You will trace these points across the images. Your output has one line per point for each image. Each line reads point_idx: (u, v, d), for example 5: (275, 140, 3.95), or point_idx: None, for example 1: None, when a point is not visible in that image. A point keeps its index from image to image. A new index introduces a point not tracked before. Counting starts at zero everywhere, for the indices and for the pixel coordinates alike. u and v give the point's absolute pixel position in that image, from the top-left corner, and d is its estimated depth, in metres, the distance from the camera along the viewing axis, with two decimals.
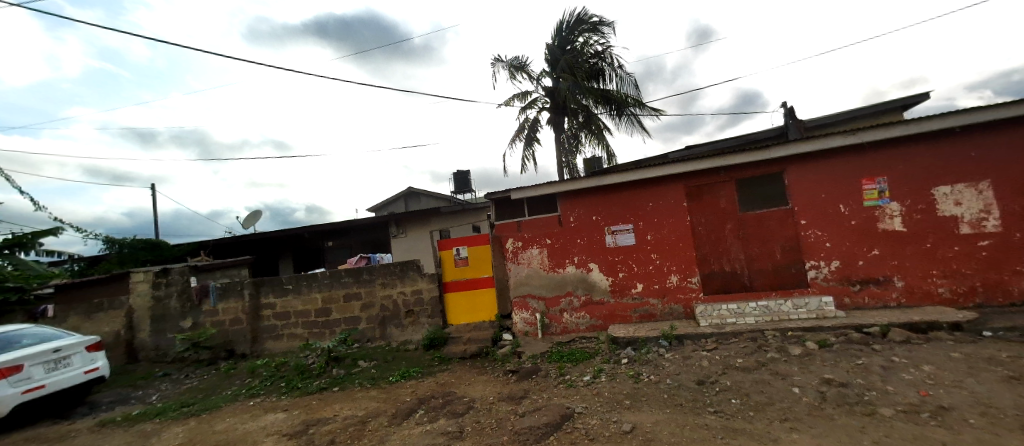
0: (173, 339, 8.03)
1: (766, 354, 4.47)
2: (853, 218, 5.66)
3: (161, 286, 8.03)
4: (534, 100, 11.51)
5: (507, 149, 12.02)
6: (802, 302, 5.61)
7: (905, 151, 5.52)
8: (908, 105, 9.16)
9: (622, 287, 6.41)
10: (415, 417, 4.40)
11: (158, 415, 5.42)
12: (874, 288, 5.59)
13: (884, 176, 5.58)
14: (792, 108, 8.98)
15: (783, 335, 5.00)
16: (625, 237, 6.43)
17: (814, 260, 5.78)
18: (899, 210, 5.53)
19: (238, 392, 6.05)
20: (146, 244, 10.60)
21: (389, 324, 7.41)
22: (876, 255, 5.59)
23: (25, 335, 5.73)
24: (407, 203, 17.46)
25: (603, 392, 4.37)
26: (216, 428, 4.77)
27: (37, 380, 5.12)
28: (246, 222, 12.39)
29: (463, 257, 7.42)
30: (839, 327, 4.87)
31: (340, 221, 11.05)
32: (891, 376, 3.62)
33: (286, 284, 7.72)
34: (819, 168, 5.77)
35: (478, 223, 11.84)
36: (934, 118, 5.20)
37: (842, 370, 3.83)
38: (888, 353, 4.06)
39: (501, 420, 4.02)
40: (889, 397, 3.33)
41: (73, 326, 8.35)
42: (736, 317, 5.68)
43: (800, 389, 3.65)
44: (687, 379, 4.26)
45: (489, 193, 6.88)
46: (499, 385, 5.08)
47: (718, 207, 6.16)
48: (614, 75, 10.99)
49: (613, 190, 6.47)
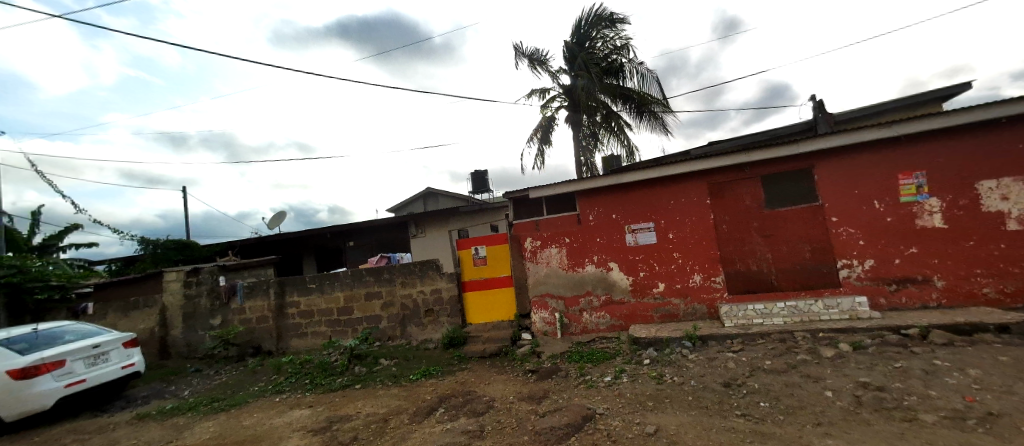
0: (203, 336, 8.29)
1: (795, 356, 4.30)
2: (888, 214, 5.41)
3: (192, 284, 8.30)
4: (552, 98, 11.42)
5: (525, 147, 11.97)
6: (832, 303, 5.37)
7: (945, 144, 5.24)
8: (946, 97, 8.71)
9: (643, 287, 6.29)
10: (436, 415, 4.41)
11: (189, 409, 5.59)
12: (911, 288, 5.33)
13: (922, 171, 5.31)
14: (820, 102, 8.63)
15: (814, 336, 4.79)
16: (645, 236, 6.30)
17: (846, 259, 5.55)
18: (939, 206, 5.25)
19: (264, 388, 6.18)
20: (177, 244, 10.98)
21: (409, 323, 7.47)
22: (914, 254, 5.33)
23: (67, 332, 5.99)
24: (425, 203, 17.61)
25: (625, 392, 4.29)
26: (243, 423, 4.88)
27: (78, 375, 5.34)
28: (271, 222, 12.69)
29: (481, 256, 7.40)
30: (875, 328, 4.64)
31: (361, 222, 11.20)
32: (933, 380, 3.43)
33: (309, 283, 7.87)
34: (850, 163, 5.54)
35: (496, 223, 11.83)
36: (977, 109, 4.92)
37: (878, 373, 3.64)
38: (928, 356, 3.85)
39: (522, 419, 3.99)
40: (930, 402, 3.15)
41: (110, 323, 8.71)
42: (763, 318, 5.47)
43: (834, 393, 3.50)
44: (711, 380, 4.15)
45: (507, 192, 6.85)
46: (519, 385, 5.05)
47: (742, 205, 5.99)
48: (633, 71, 10.79)
49: (633, 188, 6.36)
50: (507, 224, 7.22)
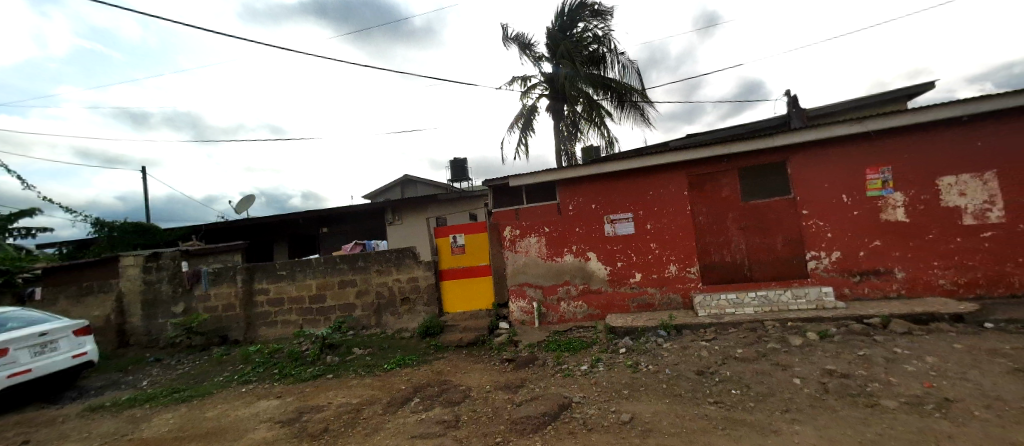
0: (165, 325, 7.93)
1: (766, 344, 4.41)
2: (855, 208, 5.59)
3: (153, 270, 7.91)
4: (533, 85, 11.30)
5: (505, 135, 11.84)
6: (801, 292, 5.54)
7: (911, 140, 5.44)
8: (912, 95, 9.05)
9: (620, 276, 6.35)
10: (410, 405, 4.34)
11: (148, 400, 5.33)
12: (874, 279, 5.54)
13: (889, 166, 5.49)
14: (795, 97, 8.82)
15: (784, 325, 4.92)
16: (623, 226, 6.34)
17: (815, 251, 5.72)
18: (903, 200, 5.46)
19: (230, 378, 5.96)
20: (137, 227, 10.44)
21: (385, 311, 7.33)
22: (877, 246, 5.53)
23: (11, 319, 5.60)
24: (403, 190, 17.28)
25: (601, 381, 4.31)
26: (207, 415, 4.69)
27: (23, 365, 5.01)
28: (239, 206, 12.21)
29: (460, 244, 7.30)
30: (841, 317, 4.80)
31: (335, 208, 10.89)
32: (894, 367, 3.56)
33: (280, 270, 7.61)
34: (822, 158, 5.69)
35: (475, 211, 11.70)
36: (941, 107, 5.10)
37: (844, 361, 3.77)
38: (890, 344, 4.01)
39: (497, 409, 3.96)
40: (891, 388, 3.27)
41: (62, 310, 8.23)
42: (735, 308, 5.60)
43: (802, 380, 3.60)
44: (686, 369, 4.22)
45: (487, 181, 6.75)
46: (495, 374, 5.02)
47: (718, 197, 6.08)
48: (614, 62, 10.75)
49: (613, 178, 6.37)
50: (486, 212, 7.15)
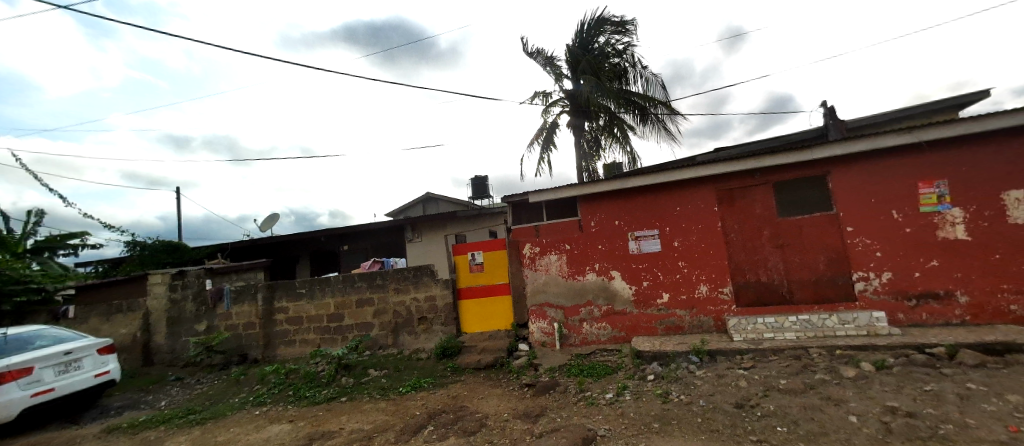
0: (187, 343, 7.96)
1: (813, 375, 3.99)
2: (907, 225, 5.12)
3: (178, 288, 7.99)
4: (554, 102, 11.17)
5: (526, 152, 11.70)
6: (849, 317, 5.06)
7: (970, 152, 4.97)
8: (962, 104, 8.47)
9: (646, 297, 6.00)
10: (423, 433, 4.09)
11: (163, 422, 5.25)
12: (932, 304, 5.03)
13: (944, 179, 5.03)
14: (832, 108, 8.38)
15: (831, 353, 4.47)
16: (649, 243, 6.02)
17: (862, 271, 5.25)
18: (963, 216, 4.97)
19: (245, 399, 5.84)
20: (167, 246, 10.70)
21: (402, 331, 7.15)
22: (935, 267, 5.03)
23: (40, 337, 5.67)
24: (424, 208, 17.31)
25: (629, 412, 3.97)
26: (218, 439, 4.56)
27: (46, 383, 5.01)
28: (264, 224, 12.39)
29: (478, 262, 7.09)
30: (897, 346, 4.33)
31: (355, 226, 10.88)
32: (969, 406, 3.11)
33: (299, 288, 7.56)
34: (867, 170, 5.28)
35: (495, 229, 11.52)
36: (1002, 114, 4.66)
37: (907, 397, 3.34)
38: (961, 379, 3.54)
39: (515, 441, 3.67)
40: (969, 432, 2.84)
41: (92, 327, 8.38)
42: (774, 333, 5.16)
43: (859, 418, 3.19)
44: (723, 401, 3.83)
45: (506, 196, 6.58)
46: (514, 401, 4.72)
47: (752, 213, 5.70)
48: (637, 76, 10.55)
49: (637, 193, 6.09)
50: (505, 229, 6.94)
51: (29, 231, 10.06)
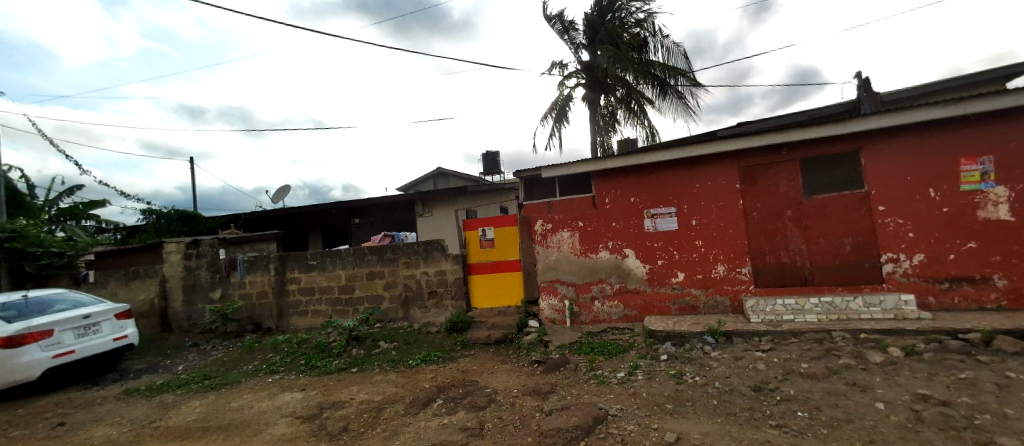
0: (202, 311, 8.06)
1: (837, 359, 3.82)
2: (945, 205, 4.82)
3: (192, 257, 8.05)
4: (570, 73, 10.78)
5: (539, 125, 11.40)
6: (875, 300, 4.85)
7: (1022, 125, 4.61)
8: (1010, 76, 7.92)
9: (660, 276, 5.83)
10: (433, 407, 4.05)
11: (179, 386, 5.33)
12: (967, 287, 4.78)
13: (990, 156, 4.70)
14: (867, 79, 7.91)
15: (855, 337, 4.30)
16: (665, 221, 5.81)
17: (891, 253, 5.00)
18: (1007, 195, 4.65)
19: (258, 367, 5.90)
20: (182, 215, 10.80)
21: (412, 305, 7.13)
22: (972, 249, 4.76)
23: (60, 301, 5.75)
24: (435, 183, 17.17)
25: (641, 392, 3.86)
26: (232, 405, 4.59)
27: (67, 346, 5.09)
28: (276, 196, 12.41)
29: (488, 238, 6.96)
30: (927, 331, 4.12)
31: (366, 199, 10.81)
32: (1008, 396, 2.93)
33: (310, 259, 7.55)
34: (904, 146, 4.95)
35: (506, 204, 11.36)
36: None
37: (940, 385, 3.16)
38: (999, 367, 3.35)
39: (525, 417, 3.60)
40: (1009, 423, 2.67)
41: (111, 293, 8.54)
42: (794, 315, 4.98)
43: (887, 406, 3.03)
44: (739, 383, 3.71)
45: (518, 172, 6.39)
46: (524, 377, 4.66)
47: (775, 191, 5.44)
48: (658, 46, 10.05)
49: (654, 169, 5.84)
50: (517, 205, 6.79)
51: (49, 199, 10.23)
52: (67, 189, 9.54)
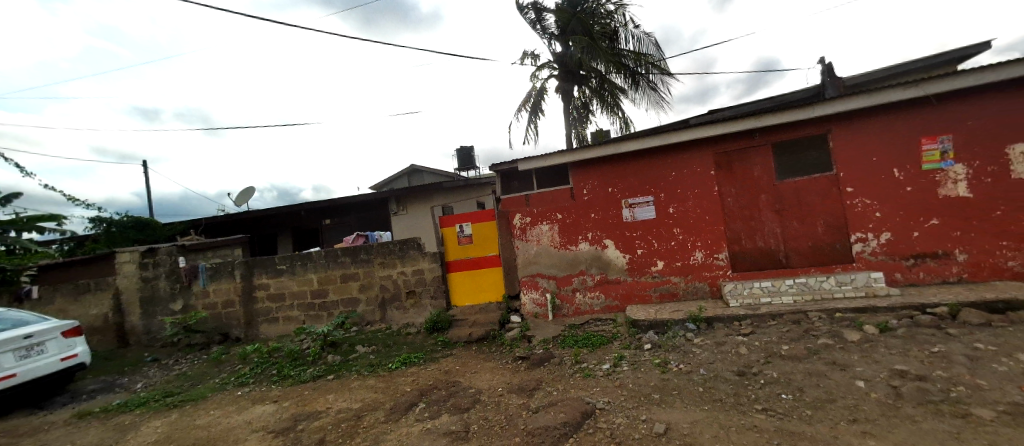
0: (163, 323, 7.62)
1: (816, 340, 3.88)
2: (908, 184, 4.98)
3: (149, 266, 7.58)
4: (543, 65, 10.68)
5: (513, 118, 11.26)
6: (846, 279, 4.98)
7: (979, 104, 4.79)
8: (963, 58, 8.29)
9: (640, 265, 5.83)
10: (415, 412, 3.90)
11: (139, 406, 4.99)
12: (931, 263, 4.96)
13: (949, 135, 4.86)
14: (830, 65, 8.13)
15: (831, 317, 4.39)
16: (643, 210, 5.80)
17: (860, 233, 5.14)
18: (966, 173, 4.84)
19: (226, 380, 5.60)
20: (136, 223, 10.18)
21: (390, 306, 6.93)
22: (935, 226, 4.93)
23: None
24: (409, 180, 16.82)
25: (627, 383, 3.83)
26: (197, 423, 4.32)
27: (7, 369, 4.67)
28: (239, 199, 11.86)
29: (466, 234, 6.80)
30: (899, 307, 4.24)
31: (337, 199, 10.46)
32: (979, 367, 3.03)
33: (279, 264, 7.22)
34: (870, 129, 5.08)
35: (482, 199, 11.21)
36: (1015, 63, 4.42)
37: (915, 360, 3.24)
38: (968, 339, 3.47)
39: (511, 416, 3.51)
40: (983, 394, 2.74)
41: (60, 309, 7.95)
42: (771, 297, 5.06)
43: (867, 383, 3.08)
44: (723, 368, 3.72)
45: (494, 165, 6.26)
46: (509, 375, 4.56)
47: (750, 176, 5.50)
48: (629, 36, 10.07)
49: (631, 159, 5.82)
50: (494, 199, 6.66)
51: None
52: (4, 199, 8.80)
